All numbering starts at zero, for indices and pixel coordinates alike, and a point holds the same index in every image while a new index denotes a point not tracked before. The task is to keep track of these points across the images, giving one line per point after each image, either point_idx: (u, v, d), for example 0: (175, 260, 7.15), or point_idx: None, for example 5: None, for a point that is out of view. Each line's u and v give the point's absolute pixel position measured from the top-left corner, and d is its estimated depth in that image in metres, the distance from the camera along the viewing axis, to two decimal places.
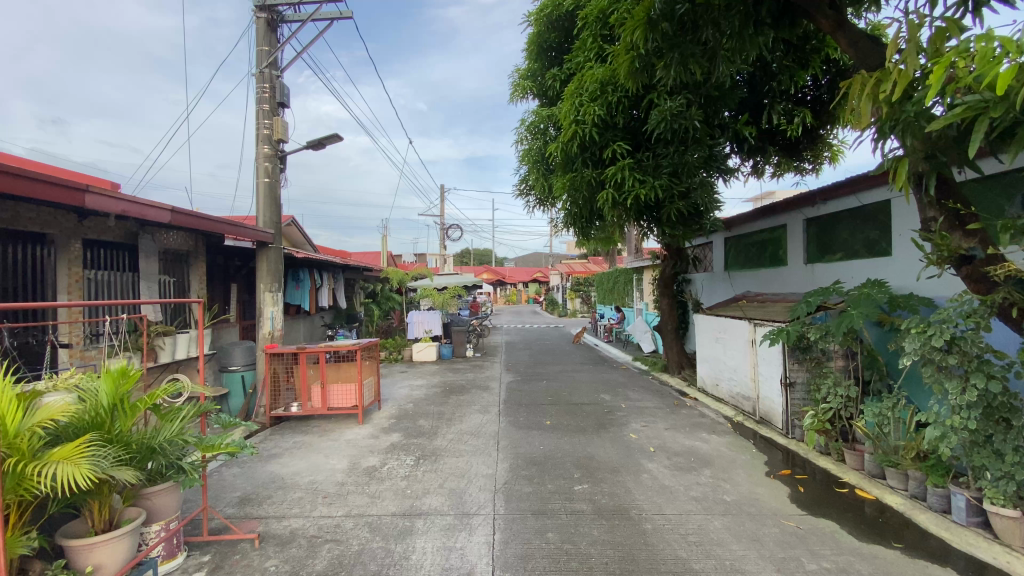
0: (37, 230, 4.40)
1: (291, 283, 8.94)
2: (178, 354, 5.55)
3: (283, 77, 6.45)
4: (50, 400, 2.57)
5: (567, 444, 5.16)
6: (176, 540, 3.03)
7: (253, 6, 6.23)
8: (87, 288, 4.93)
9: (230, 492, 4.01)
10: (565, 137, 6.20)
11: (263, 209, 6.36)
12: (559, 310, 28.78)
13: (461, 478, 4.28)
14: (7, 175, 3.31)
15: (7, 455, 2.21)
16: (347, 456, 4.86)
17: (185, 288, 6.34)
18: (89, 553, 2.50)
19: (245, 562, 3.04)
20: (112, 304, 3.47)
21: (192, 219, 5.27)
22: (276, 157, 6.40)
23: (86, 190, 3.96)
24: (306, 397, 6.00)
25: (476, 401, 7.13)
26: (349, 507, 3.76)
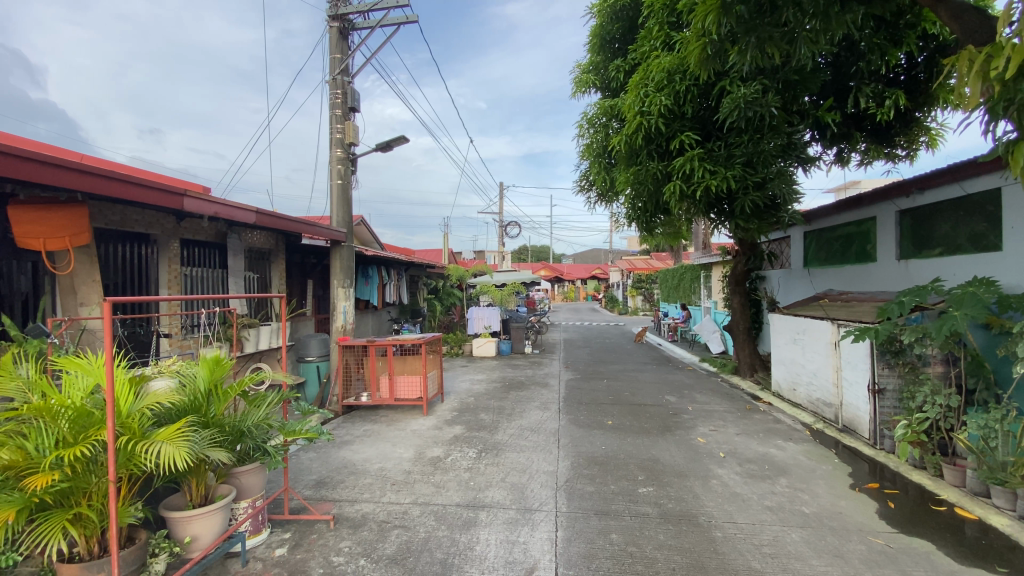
0: (143, 231, 4.89)
1: (361, 279, 9.38)
2: (260, 344, 5.97)
3: (354, 83, 6.74)
4: (156, 385, 2.85)
5: (630, 445, 5.06)
6: (261, 517, 3.25)
7: (327, 16, 6.56)
8: (184, 283, 5.41)
9: (308, 475, 4.28)
10: (629, 129, 6.03)
11: (336, 209, 6.71)
12: (620, 308, 28.18)
13: (522, 474, 4.30)
14: (116, 181, 3.74)
15: (121, 433, 2.46)
16: (413, 446, 5.03)
17: (267, 284, 6.81)
18: (187, 526, 2.77)
19: (321, 542, 3.23)
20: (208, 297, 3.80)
21: (274, 219, 5.66)
22: (348, 160, 6.72)
23: (184, 194, 4.37)
24: (375, 388, 6.28)
25: (536, 397, 7.14)
26: (416, 495, 3.90)
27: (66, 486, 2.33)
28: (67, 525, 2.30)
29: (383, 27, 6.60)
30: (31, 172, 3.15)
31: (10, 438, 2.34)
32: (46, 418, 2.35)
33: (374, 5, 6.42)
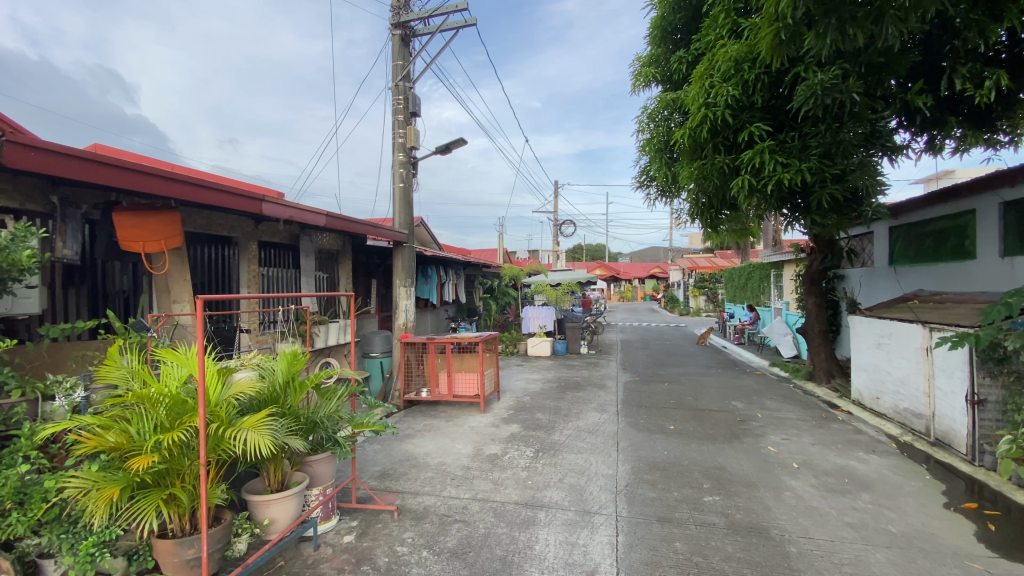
0: (226, 235, 5.28)
1: (420, 279, 9.66)
2: (329, 340, 6.28)
3: (415, 88, 6.94)
4: (240, 376, 3.07)
5: (693, 452, 4.87)
6: (331, 504, 3.41)
7: (390, 25, 6.79)
8: (262, 282, 5.81)
9: (373, 466, 4.46)
10: (693, 122, 5.80)
11: (398, 211, 6.94)
12: (680, 309, 27.19)
13: (581, 476, 4.26)
14: (204, 189, 4.08)
15: (212, 420, 2.68)
16: (472, 443, 5.11)
17: (335, 283, 7.17)
18: (266, 509, 2.96)
19: (386, 531, 3.36)
20: (284, 296, 4.05)
21: (342, 222, 5.95)
22: (410, 163, 6.93)
23: (263, 200, 4.68)
24: (434, 384, 6.46)
25: (593, 399, 7.05)
26: (475, 491, 3.96)
27: (164, 467, 2.55)
28: (162, 503, 2.51)
29: (442, 32, 6.75)
30: (127, 180, 3.49)
31: (116, 422, 2.60)
32: (147, 405, 2.59)
33: (434, 11, 6.58)
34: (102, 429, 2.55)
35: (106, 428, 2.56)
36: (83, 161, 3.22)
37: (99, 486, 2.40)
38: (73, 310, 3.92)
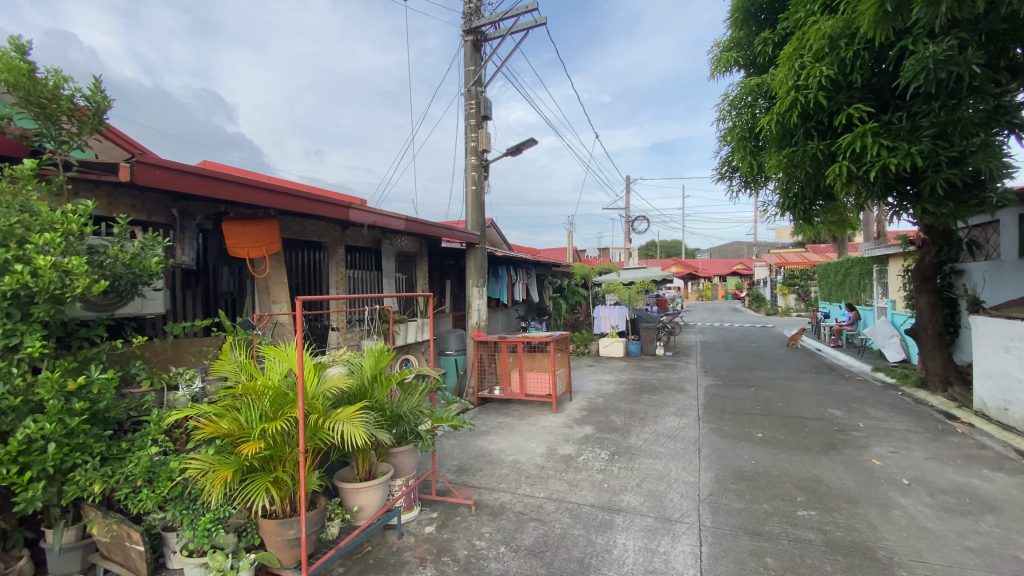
0: (317, 240, 5.68)
1: (491, 279, 9.83)
2: (408, 338, 6.56)
3: (486, 92, 7.07)
4: (332, 371, 3.30)
5: (784, 462, 4.55)
6: (413, 495, 3.56)
7: (462, 31, 6.97)
8: (349, 284, 6.20)
9: (451, 460, 4.61)
10: (781, 108, 5.40)
11: (471, 213, 7.11)
12: (765, 309, 25.44)
13: (660, 481, 4.12)
14: (299, 199, 4.44)
15: (311, 411, 2.91)
16: (545, 442, 5.11)
17: (413, 284, 7.50)
18: (356, 496, 3.15)
19: (465, 524, 3.46)
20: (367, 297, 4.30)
21: (420, 226, 6.22)
22: (481, 166, 7.07)
23: (349, 207, 5.00)
24: (507, 382, 6.55)
25: (671, 402, 6.80)
26: (550, 491, 3.96)
27: (269, 453, 2.80)
28: (268, 486, 2.76)
29: (513, 34, 6.81)
30: (233, 193, 3.88)
31: (229, 411, 2.89)
32: (254, 395, 2.85)
33: (505, 14, 6.66)
34: (217, 416, 2.84)
35: (220, 416, 2.85)
36: (198, 177, 3.61)
37: (215, 468, 2.67)
38: (189, 310, 4.39)
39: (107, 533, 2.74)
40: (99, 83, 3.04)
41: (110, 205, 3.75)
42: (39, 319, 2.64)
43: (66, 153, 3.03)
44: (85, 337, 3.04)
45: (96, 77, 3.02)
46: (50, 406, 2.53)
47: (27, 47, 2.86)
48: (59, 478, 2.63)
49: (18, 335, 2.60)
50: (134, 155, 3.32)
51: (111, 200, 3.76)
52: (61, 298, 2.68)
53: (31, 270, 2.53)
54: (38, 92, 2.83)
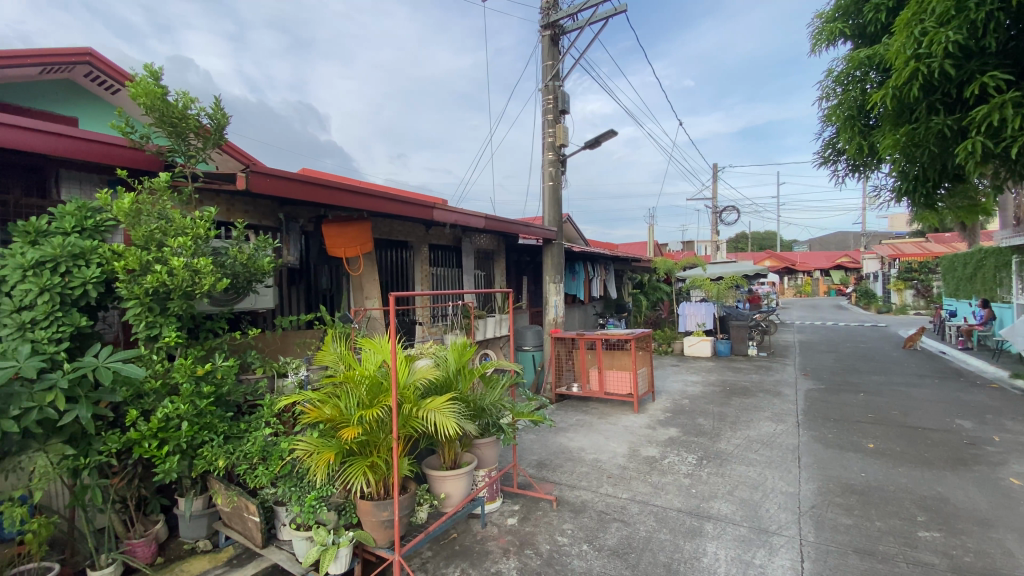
0: (404, 239, 5.98)
1: (568, 275, 9.77)
2: (487, 333, 6.70)
3: (564, 85, 7.00)
4: (421, 363, 3.46)
5: (901, 477, 4.08)
6: (495, 486, 3.64)
7: (540, 27, 6.96)
8: (432, 280, 6.45)
9: (531, 455, 4.65)
10: (896, 81, 4.82)
11: (548, 209, 7.08)
12: (876, 306, 22.90)
13: (754, 490, 3.86)
14: (387, 201, 4.70)
15: (404, 401, 3.07)
16: (627, 442, 4.99)
17: (491, 281, 7.65)
18: (443, 483, 3.28)
19: (546, 519, 3.48)
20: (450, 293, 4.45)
21: (499, 223, 6.33)
22: (559, 161, 7.02)
23: (433, 207, 5.20)
24: (586, 380, 6.46)
25: (766, 407, 6.34)
26: (634, 492, 3.86)
27: (367, 438, 2.99)
28: (365, 470, 2.95)
29: (592, 25, 6.69)
30: (330, 197, 4.19)
31: (330, 398, 3.13)
32: (352, 384, 3.07)
33: (583, 5, 6.55)
34: (320, 403, 3.09)
35: (323, 402, 3.10)
36: (301, 184, 3.95)
37: (319, 450, 2.90)
38: (293, 305, 4.81)
39: (229, 503, 3.08)
40: (219, 101, 3.41)
41: (228, 211, 4.19)
42: (175, 312, 3.03)
43: (193, 165, 3.42)
44: (209, 328, 3.44)
45: (217, 96, 3.39)
46: (184, 388, 2.90)
47: (161, 73, 3.27)
48: (191, 452, 3.00)
49: (158, 326, 3.00)
50: (248, 165, 3.70)
51: (228, 207, 4.20)
52: (191, 294, 3.05)
53: (168, 269, 2.91)
54: (171, 112, 3.23)
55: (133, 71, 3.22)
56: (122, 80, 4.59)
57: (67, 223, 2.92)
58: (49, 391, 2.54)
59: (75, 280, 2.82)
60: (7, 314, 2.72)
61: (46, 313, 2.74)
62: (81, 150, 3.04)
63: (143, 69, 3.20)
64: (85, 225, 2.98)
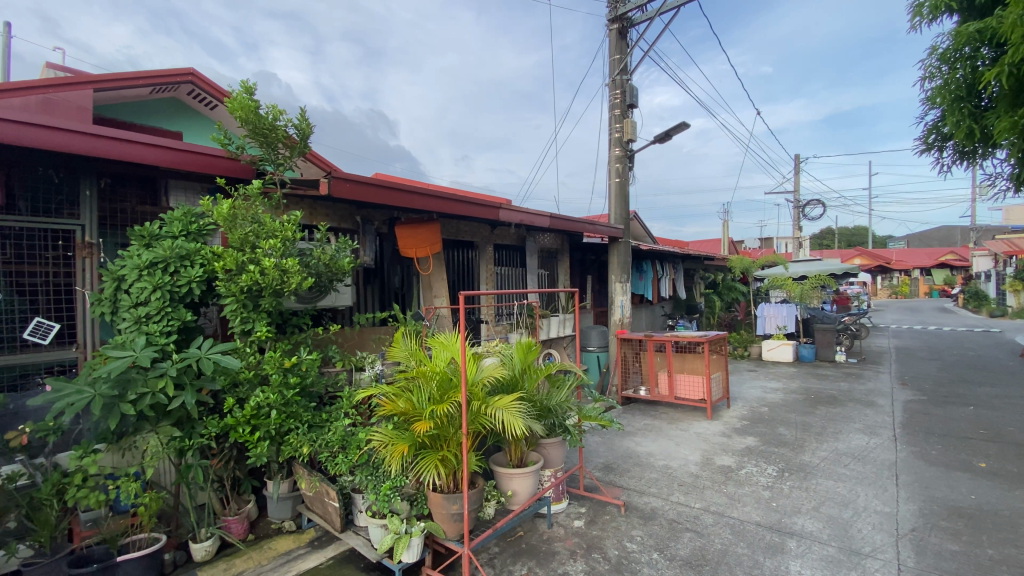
0: (470, 239, 6.09)
1: (635, 274, 9.52)
2: (551, 333, 6.67)
3: (632, 79, 6.80)
4: (488, 361, 3.51)
5: (1023, 503, 3.59)
6: (561, 487, 3.62)
7: (607, 21, 6.81)
8: (497, 280, 6.53)
9: (597, 458, 4.57)
10: (1015, 56, 4.25)
11: (614, 206, 6.94)
12: (990, 309, 20.35)
13: (843, 507, 3.56)
14: (456, 202, 4.80)
15: (473, 398, 3.13)
16: (700, 450, 4.78)
17: (556, 280, 7.62)
18: (510, 481, 3.30)
19: (614, 524, 3.41)
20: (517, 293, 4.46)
21: (565, 222, 6.27)
22: (626, 157, 6.85)
23: (500, 207, 5.26)
24: (654, 384, 6.26)
25: (856, 418, 5.82)
26: (708, 502, 3.69)
27: (437, 432, 3.07)
28: (436, 464, 3.03)
29: (662, 15, 6.45)
30: (402, 200, 4.35)
31: (403, 392, 3.24)
32: (424, 379, 3.17)
33: None
34: (394, 396, 3.21)
35: (397, 396, 3.22)
36: (376, 188, 4.13)
37: (394, 442, 3.02)
38: (369, 303, 5.05)
39: (312, 488, 3.29)
40: (304, 112, 3.64)
41: (311, 215, 4.47)
42: (265, 308, 3.28)
43: (281, 173, 3.69)
44: (295, 324, 3.69)
45: (302, 107, 3.62)
46: (273, 379, 3.14)
47: (254, 89, 3.54)
48: (278, 439, 3.23)
49: (251, 322, 3.26)
50: (329, 171, 3.93)
51: (311, 211, 4.48)
52: (279, 292, 3.29)
53: (260, 269, 3.16)
54: (262, 124, 3.49)
55: (230, 88, 3.51)
56: (219, 95, 4.89)
57: (175, 227, 3.23)
58: (161, 378, 2.84)
59: (182, 279, 3.13)
60: (128, 309, 3.07)
61: (159, 309, 3.07)
62: (184, 161, 3.36)
63: (239, 85, 3.48)
64: (191, 229, 3.30)
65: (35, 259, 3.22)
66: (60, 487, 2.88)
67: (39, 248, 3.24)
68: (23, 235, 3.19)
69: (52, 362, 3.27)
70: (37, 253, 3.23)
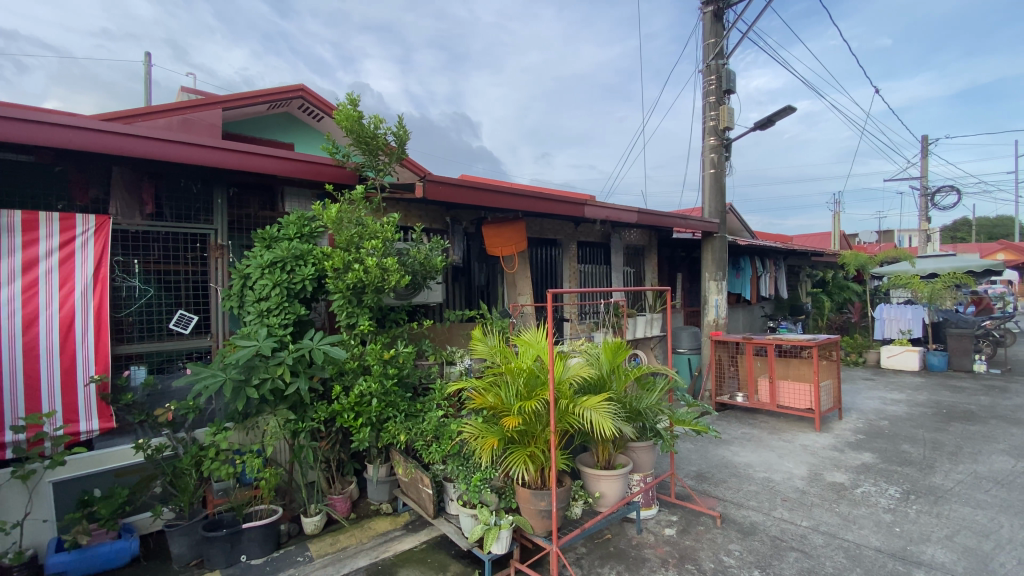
0: (554, 237, 6.08)
1: (731, 272, 8.96)
2: (638, 333, 6.47)
3: (729, 63, 6.38)
4: (576, 360, 3.48)
5: None
6: (651, 493, 3.50)
7: (701, 4, 6.44)
8: (581, 278, 6.45)
9: (690, 465, 4.36)
10: None
11: (709, 198, 6.58)
12: None
13: (985, 539, 3.09)
14: (541, 200, 4.82)
15: (561, 396, 3.12)
16: (806, 464, 4.39)
17: (642, 278, 7.38)
18: (598, 483, 3.24)
19: (709, 536, 3.23)
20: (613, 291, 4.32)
21: (653, 217, 6.04)
22: (722, 146, 6.45)
23: (585, 204, 5.20)
24: (753, 390, 5.83)
25: (1002, 438, 5.01)
26: (817, 521, 3.38)
27: (525, 428, 3.10)
28: (525, 459, 3.06)
29: None
30: (490, 199, 4.46)
31: (492, 387, 3.31)
32: (512, 375, 3.21)
33: None
34: (484, 391, 3.29)
35: (486, 391, 3.29)
36: (465, 188, 4.27)
37: (484, 435, 3.10)
38: (456, 301, 5.23)
39: (408, 474, 3.48)
40: (402, 120, 3.84)
41: (406, 217, 4.71)
42: (367, 304, 3.52)
43: (380, 178, 3.92)
44: (392, 319, 3.92)
45: (401, 114, 3.82)
46: (374, 369, 3.36)
47: (359, 101, 3.79)
48: (378, 426, 3.45)
49: (355, 316, 3.51)
50: (423, 174, 4.13)
51: (405, 213, 4.72)
52: (380, 289, 3.52)
53: (363, 268, 3.40)
54: (365, 133, 3.74)
55: (337, 100, 3.79)
56: (325, 108, 5.31)
57: (291, 230, 3.56)
58: (279, 365, 3.16)
59: (297, 276, 3.45)
60: (252, 304, 3.44)
61: (278, 303, 3.40)
62: (297, 170, 3.69)
63: (346, 98, 3.75)
64: (303, 232, 3.61)
65: (178, 260, 3.72)
66: (197, 459, 3.29)
67: (181, 250, 3.73)
68: (169, 239, 3.68)
69: (191, 350, 3.76)
70: (179, 255, 3.72)
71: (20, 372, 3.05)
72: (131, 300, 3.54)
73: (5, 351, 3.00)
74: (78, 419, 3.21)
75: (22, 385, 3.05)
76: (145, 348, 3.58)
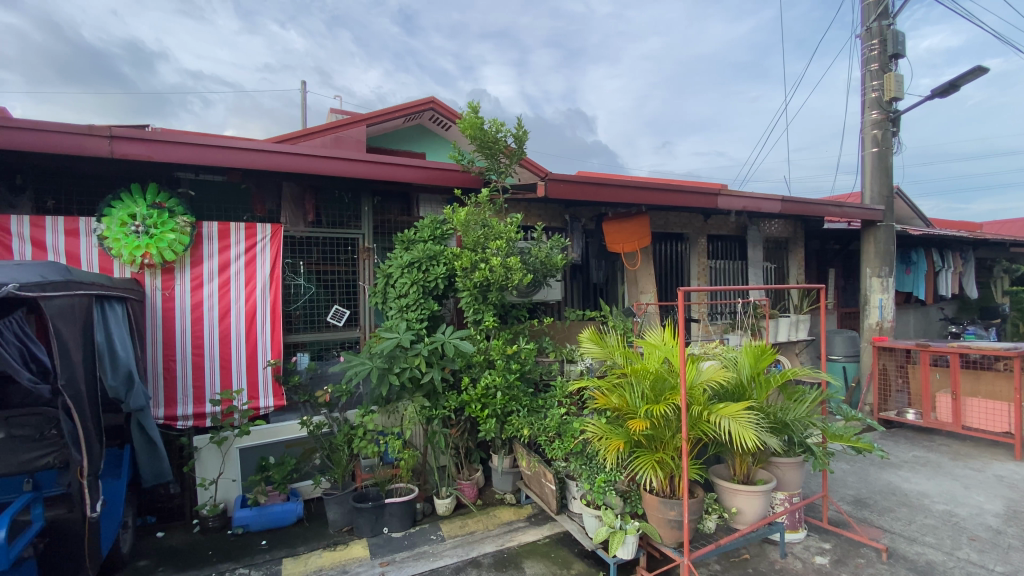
0: (680, 231, 5.75)
1: (900, 266, 7.69)
2: (780, 336, 5.84)
3: (897, 22, 5.45)
4: (709, 363, 3.23)
5: None
6: (798, 515, 3.15)
7: None
8: (711, 275, 6.02)
9: (846, 488, 3.83)
10: None
11: (870, 182, 5.71)
12: None
13: None
14: (668, 192, 4.59)
15: (694, 402, 2.92)
16: (1002, 498, 3.61)
17: (785, 274, 6.65)
18: (734, 497, 2.99)
19: (872, 571, 2.81)
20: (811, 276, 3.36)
21: (799, 205, 5.40)
22: (888, 120, 5.56)
23: (718, 194, 4.82)
24: (929, 407, 4.93)
25: None
26: (1017, 568, 2.77)
27: (653, 433, 2.96)
28: (653, 465, 2.93)
29: None
30: (613, 194, 4.35)
31: (616, 388, 3.21)
32: (638, 376, 3.10)
33: None
34: (608, 391, 3.21)
35: (610, 391, 3.21)
36: (587, 185, 4.24)
37: (609, 436, 3.03)
38: (577, 298, 5.21)
39: (533, 468, 3.55)
40: (521, 122, 3.94)
41: (528, 216, 4.80)
42: (492, 301, 3.68)
43: (501, 180, 4.05)
44: (515, 316, 4.03)
45: (520, 116, 3.91)
46: (499, 363, 3.50)
47: (480, 107, 3.95)
48: (503, 418, 3.57)
49: (481, 313, 3.68)
50: (543, 173, 4.18)
51: (527, 212, 4.82)
52: (504, 287, 3.64)
53: (489, 267, 3.55)
54: (488, 139, 3.89)
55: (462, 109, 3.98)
56: (454, 115, 5.61)
57: (425, 233, 3.83)
58: (416, 357, 3.43)
59: (431, 275, 3.70)
60: (393, 300, 3.77)
61: (415, 300, 3.69)
62: (430, 177, 3.97)
63: (468, 107, 3.93)
64: (436, 234, 3.86)
65: (333, 261, 4.21)
66: (349, 437, 3.71)
67: (336, 253, 4.22)
68: (326, 243, 4.18)
69: (343, 341, 4.24)
70: (334, 257, 4.21)
71: (217, 354, 3.71)
72: (297, 296, 4.09)
73: (207, 336, 3.68)
74: (258, 396, 3.83)
75: (218, 365, 3.72)
76: (308, 338, 4.11)
